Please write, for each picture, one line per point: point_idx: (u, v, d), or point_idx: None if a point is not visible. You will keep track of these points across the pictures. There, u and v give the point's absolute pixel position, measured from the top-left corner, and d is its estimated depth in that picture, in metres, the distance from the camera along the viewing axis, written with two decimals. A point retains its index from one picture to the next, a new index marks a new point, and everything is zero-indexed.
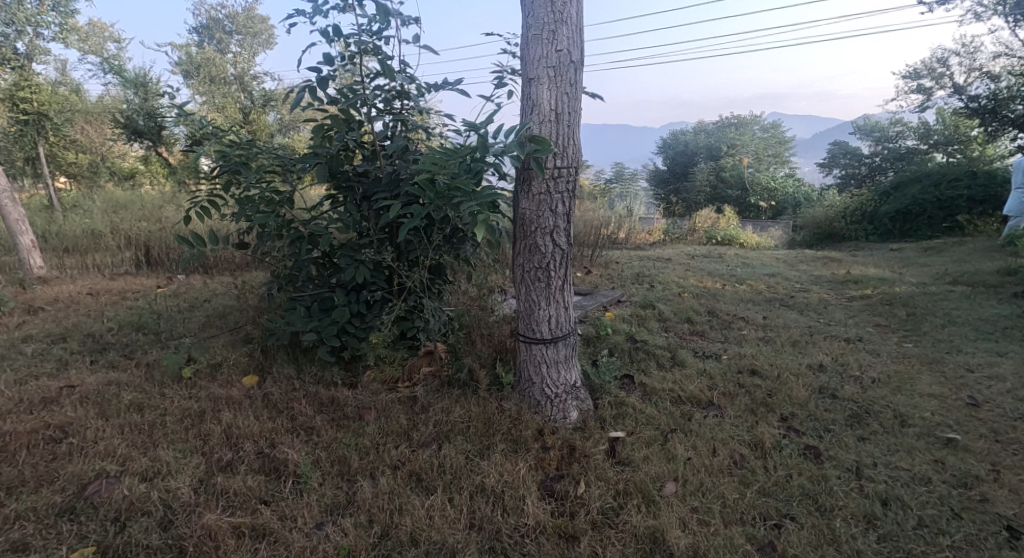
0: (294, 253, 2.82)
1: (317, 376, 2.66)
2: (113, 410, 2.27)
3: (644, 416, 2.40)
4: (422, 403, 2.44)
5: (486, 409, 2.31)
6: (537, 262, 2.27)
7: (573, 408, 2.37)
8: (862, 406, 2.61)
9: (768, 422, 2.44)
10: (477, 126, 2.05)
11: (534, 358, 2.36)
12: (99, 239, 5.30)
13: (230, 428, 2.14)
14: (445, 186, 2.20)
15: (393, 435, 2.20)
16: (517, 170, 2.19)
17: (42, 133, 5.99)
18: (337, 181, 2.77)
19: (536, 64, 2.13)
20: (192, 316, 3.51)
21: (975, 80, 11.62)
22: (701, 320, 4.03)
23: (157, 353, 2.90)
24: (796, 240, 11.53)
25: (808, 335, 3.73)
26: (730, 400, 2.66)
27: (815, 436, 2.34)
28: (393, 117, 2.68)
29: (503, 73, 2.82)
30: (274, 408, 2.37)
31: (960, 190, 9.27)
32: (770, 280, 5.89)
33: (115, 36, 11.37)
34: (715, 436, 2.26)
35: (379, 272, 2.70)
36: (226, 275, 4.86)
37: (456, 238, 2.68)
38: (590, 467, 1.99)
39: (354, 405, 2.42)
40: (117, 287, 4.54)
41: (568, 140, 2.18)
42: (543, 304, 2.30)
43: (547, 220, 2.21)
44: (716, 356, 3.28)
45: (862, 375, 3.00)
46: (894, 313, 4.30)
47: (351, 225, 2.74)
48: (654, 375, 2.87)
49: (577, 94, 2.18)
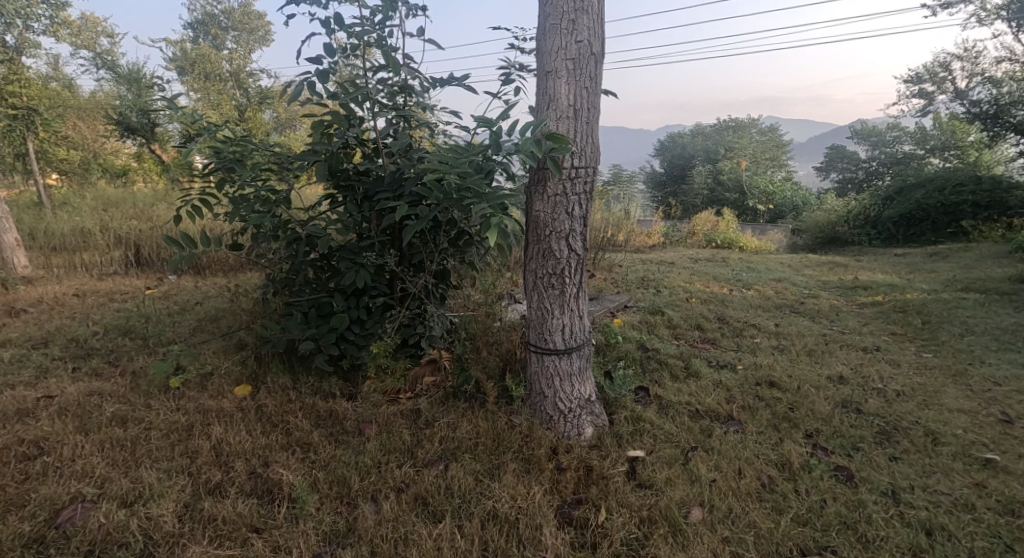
0: (290, 255, 2.69)
1: (314, 387, 2.51)
2: (93, 424, 2.10)
3: (662, 431, 2.27)
4: (426, 418, 2.30)
5: (496, 425, 2.18)
6: (551, 268, 2.12)
7: (587, 424, 2.23)
8: (889, 422, 2.48)
9: (793, 439, 2.31)
10: (490, 122, 1.92)
11: (546, 371, 2.21)
12: (89, 238, 5.14)
13: (221, 445, 1.99)
14: (454, 186, 2.06)
15: (395, 453, 2.06)
16: (532, 170, 2.05)
17: (32, 128, 5.81)
18: (336, 181, 2.63)
19: (555, 56, 1.98)
20: (183, 322, 3.35)
21: (976, 85, 11.44)
22: (711, 327, 3.90)
23: (144, 359, 2.74)
24: (797, 243, 10.90)
25: (823, 344, 3.60)
26: (750, 414, 2.53)
27: (843, 454, 2.22)
28: (396, 113, 2.54)
29: (510, 70, 2.69)
30: (268, 422, 2.22)
31: (966, 196, 9.26)
32: (778, 285, 5.77)
33: (107, 30, 11.17)
34: (739, 455, 2.13)
35: (381, 276, 2.57)
36: (218, 277, 4.69)
37: (462, 241, 2.55)
38: (610, 491, 1.85)
39: (354, 419, 2.27)
40: (105, 288, 4.37)
41: (586, 138, 2.04)
42: (556, 312, 2.16)
43: (562, 223, 2.07)
44: (731, 366, 3.15)
45: (885, 388, 2.88)
46: (909, 320, 4.18)
47: (351, 225, 2.60)
48: (669, 387, 2.73)
49: (596, 89, 2.04)
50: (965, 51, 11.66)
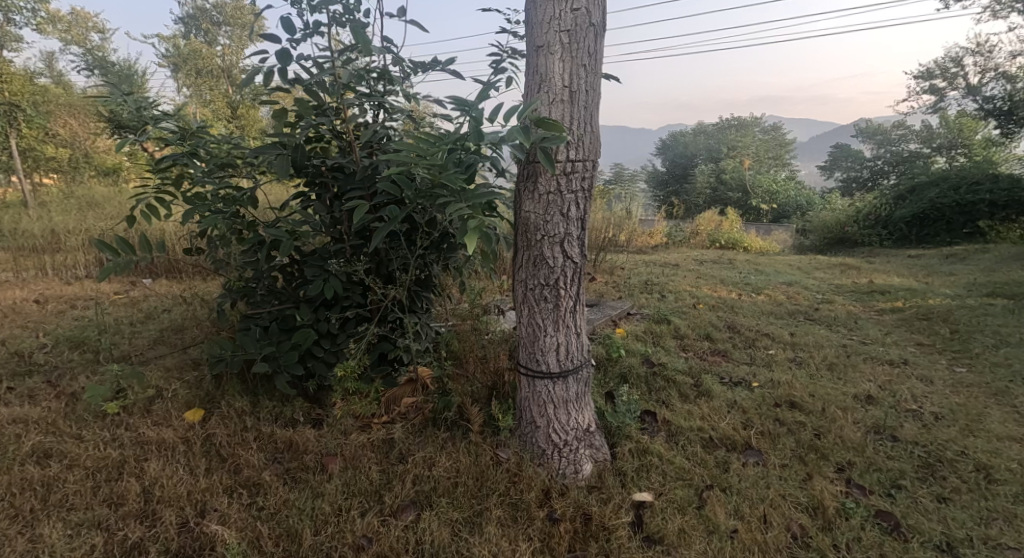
0: (252, 262, 2.39)
1: (275, 412, 2.21)
2: (6, 462, 1.81)
3: (672, 467, 1.95)
4: (400, 451, 1.99)
5: (480, 460, 1.88)
6: (543, 278, 1.82)
7: (586, 459, 1.92)
8: (930, 452, 2.18)
9: (823, 474, 2.00)
10: (470, 106, 1.62)
11: (538, 397, 1.91)
12: (61, 239, 4.85)
13: (152, 491, 1.71)
14: (428, 181, 1.76)
15: (360, 496, 1.76)
16: (521, 165, 1.75)
17: (14, 125, 5.54)
18: (306, 177, 2.33)
19: (546, 28, 1.68)
20: (141, 333, 3.03)
21: (990, 81, 11.09)
22: (721, 336, 3.59)
23: (86, 379, 2.43)
24: (804, 243, 10.55)
25: (845, 357, 3.28)
26: (771, 442, 2.22)
27: (883, 494, 1.91)
28: (371, 102, 2.24)
29: (502, 56, 2.39)
30: (216, 456, 1.93)
31: (983, 195, 8.96)
32: (789, 289, 5.47)
33: (97, 25, 10.89)
34: (763, 496, 1.83)
35: (352, 285, 2.25)
36: (193, 281, 4.38)
37: (445, 245, 2.23)
38: (611, 549, 1.57)
39: (316, 451, 1.97)
40: (70, 294, 4.06)
41: (585, 126, 1.73)
42: (549, 329, 1.86)
43: (556, 227, 1.76)
44: (747, 383, 2.83)
45: (921, 410, 2.56)
46: (936, 330, 3.86)
47: (321, 226, 2.30)
48: (678, 409, 2.42)
49: (596, 67, 1.73)
50: (978, 45, 11.31)
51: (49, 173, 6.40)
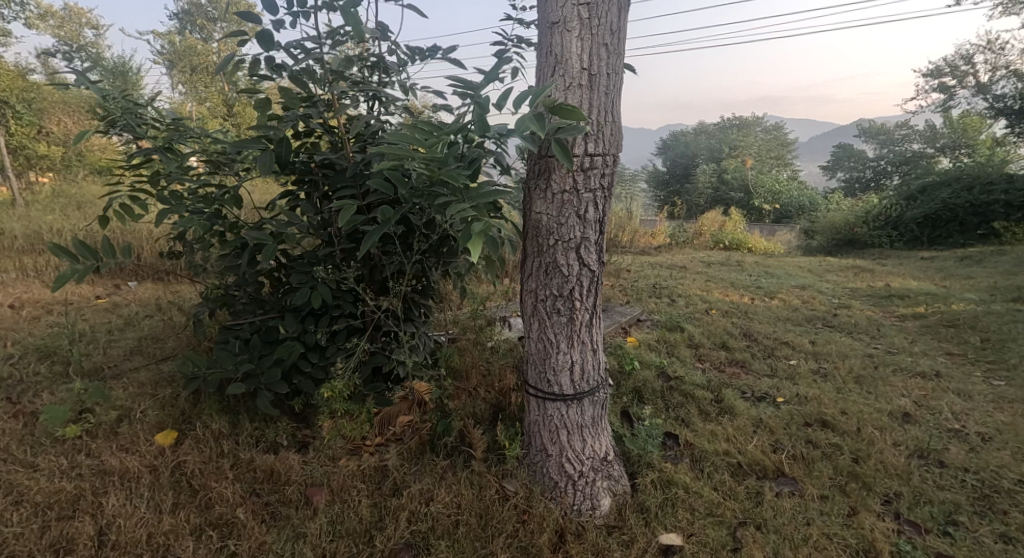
0: (233, 267, 2.16)
1: (255, 434, 1.98)
2: None
3: (701, 501, 1.73)
4: (395, 481, 1.76)
5: (483, 494, 1.66)
6: (557, 288, 1.60)
7: (603, 493, 1.69)
8: (983, 480, 1.97)
9: (869, 508, 1.79)
10: (473, 89, 1.40)
11: (549, 422, 1.69)
12: (43, 239, 4.63)
13: (109, 534, 1.50)
14: (424, 177, 1.55)
15: (348, 537, 1.55)
16: (531, 159, 1.53)
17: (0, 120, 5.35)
18: (292, 174, 2.11)
19: (562, 2, 1.46)
20: (117, 342, 2.80)
21: (1000, 80, 10.93)
22: (738, 345, 3.36)
23: (50, 396, 2.20)
24: (811, 243, 10.33)
25: (873, 368, 3.06)
26: (806, 468, 2.00)
27: (938, 533, 1.71)
28: (364, 91, 2.02)
29: (507, 45, 2.18)
30: (187, 487, 1.71)
31: (997, 195, 8.78)
32: (803, 292, 5.25)
33: (92, 20, 10.68)
34: (807, 536, 1.62)
35: (341, 294, 2.02)
36: (179, 284, 4.15)
37: (445, 248, 2.00)
38: None
39: (300, 481, 1.74)
40: (48, 297, 3.84)
41: (605, 114, 1.51)
42: (561, 345, 1.64)
43: (571, 230, 1.54)
44: (771, 399, 2.60)
45: (965, 430, 2.34)
46: (965, 338, 3.64)
47: (309, 228, 2.09)
48: (700, 430, 2.20)
49: (618, 47, 1.51)
50: (988, 43, 11.14)
51: (43, 172, 6.06)
